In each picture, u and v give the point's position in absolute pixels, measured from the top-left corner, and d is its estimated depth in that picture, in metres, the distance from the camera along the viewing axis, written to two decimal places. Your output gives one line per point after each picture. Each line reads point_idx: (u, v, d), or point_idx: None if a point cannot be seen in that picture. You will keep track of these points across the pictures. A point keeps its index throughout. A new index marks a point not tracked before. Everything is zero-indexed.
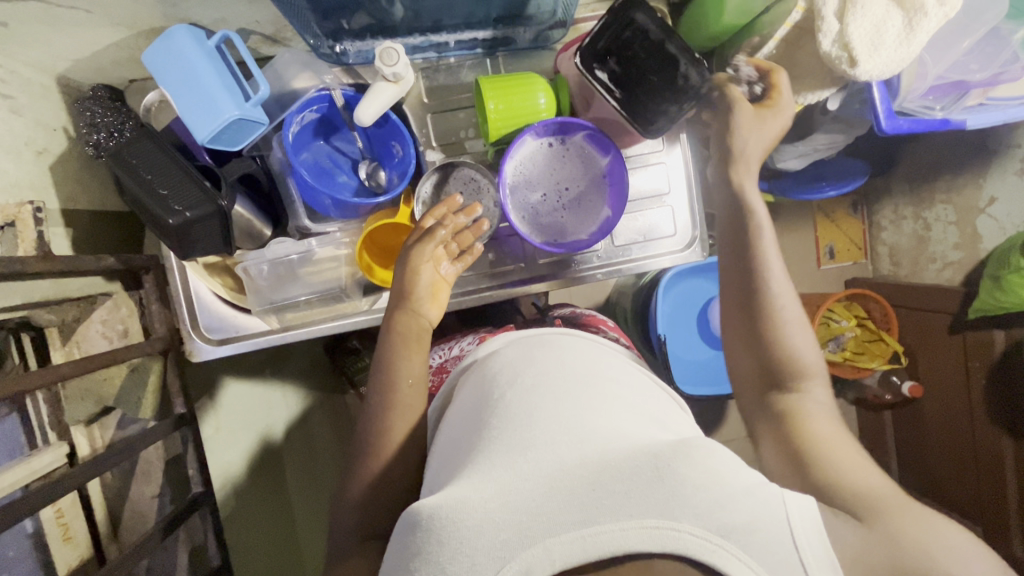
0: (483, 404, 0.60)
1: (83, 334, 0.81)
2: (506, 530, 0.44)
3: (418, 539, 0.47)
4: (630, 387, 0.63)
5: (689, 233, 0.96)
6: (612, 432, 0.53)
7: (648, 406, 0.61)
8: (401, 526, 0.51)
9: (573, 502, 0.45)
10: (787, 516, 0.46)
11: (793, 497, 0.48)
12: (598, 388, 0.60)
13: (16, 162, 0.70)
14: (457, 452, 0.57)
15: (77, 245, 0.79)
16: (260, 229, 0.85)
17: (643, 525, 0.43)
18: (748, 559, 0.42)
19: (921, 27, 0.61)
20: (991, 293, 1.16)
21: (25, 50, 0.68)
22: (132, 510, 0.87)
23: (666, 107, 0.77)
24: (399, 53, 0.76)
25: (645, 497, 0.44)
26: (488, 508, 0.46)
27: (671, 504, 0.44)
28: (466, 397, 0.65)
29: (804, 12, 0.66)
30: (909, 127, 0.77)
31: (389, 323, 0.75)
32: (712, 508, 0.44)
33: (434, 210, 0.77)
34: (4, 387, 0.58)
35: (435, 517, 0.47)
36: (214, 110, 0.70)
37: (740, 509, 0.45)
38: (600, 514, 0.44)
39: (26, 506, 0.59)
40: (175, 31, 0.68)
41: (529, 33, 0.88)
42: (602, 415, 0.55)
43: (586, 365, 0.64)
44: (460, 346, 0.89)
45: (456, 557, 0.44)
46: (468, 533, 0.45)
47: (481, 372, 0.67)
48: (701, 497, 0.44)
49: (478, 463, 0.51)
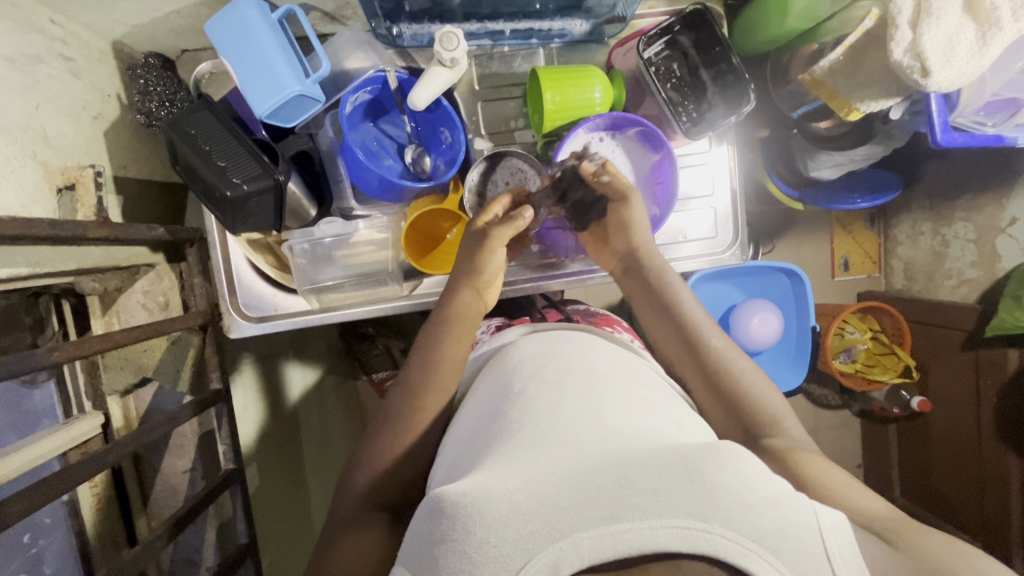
0: (505, 399, 0.59)
1: (124, 304, 0.80)
2: (533, 521, 0.42)
3: (440, 526, 0.45)
4: (653, 392, 0.62)
5: (728, 235, 0.96)
6: (638, 432, 0.52)
7: (672, 411, 0.60)
8: (420, 514, 0.49)
9: (601, 496, 0.43)
10: (817, 527, 0.44)
11: (823, 510, 0.46)
12: (620, 390, 0.59)
13: (74, 125, 0.69)
14: (475, 444, 0.56)
15: (127, 214, 0.77)
16: (307, 209, 0.84)
17: (672, 525, 0.41)
18: (781, 566, 0.40)
19: (994, 42, 0.61)
20: (1011, 311, 1.15)
21: (88, 12, 0.67)
22: (162, 484, 0.87)
23: (714, 116, 0.83)
24: (459, 38, 0.75)
25: (676, 496, 0.43)
26: (513, 499, 0.45)
27: (701, 504, 0.43)
28: (485, 391, 0.65)
29: (878, 19, 0.67)
30: (964, 140, 0.77)
31: (453, 297, 0.75)
32: (742, 512, 0.42)
33: (516, 195, 0.78)
34: (64, 351, 0.58)
35: (459, 503, 0.46)
36: (276, 84, 0.69)
37: (769, 515, 0.43)
38: (629, 510, 0.42)
39: (71, 474, 0.59)
40: (241, 2, 0.67)
41: (586, 25, 0.86)
42: (626, 415, 0.54)
43: (608, 367, 0.64)
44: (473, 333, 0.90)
45: (480, 546, 0.42)
46: (494, 521, 0.43)
47: (502, 368, 0.67)
48: (730, 501, 0.43)
49: (503, 455, 0.50)
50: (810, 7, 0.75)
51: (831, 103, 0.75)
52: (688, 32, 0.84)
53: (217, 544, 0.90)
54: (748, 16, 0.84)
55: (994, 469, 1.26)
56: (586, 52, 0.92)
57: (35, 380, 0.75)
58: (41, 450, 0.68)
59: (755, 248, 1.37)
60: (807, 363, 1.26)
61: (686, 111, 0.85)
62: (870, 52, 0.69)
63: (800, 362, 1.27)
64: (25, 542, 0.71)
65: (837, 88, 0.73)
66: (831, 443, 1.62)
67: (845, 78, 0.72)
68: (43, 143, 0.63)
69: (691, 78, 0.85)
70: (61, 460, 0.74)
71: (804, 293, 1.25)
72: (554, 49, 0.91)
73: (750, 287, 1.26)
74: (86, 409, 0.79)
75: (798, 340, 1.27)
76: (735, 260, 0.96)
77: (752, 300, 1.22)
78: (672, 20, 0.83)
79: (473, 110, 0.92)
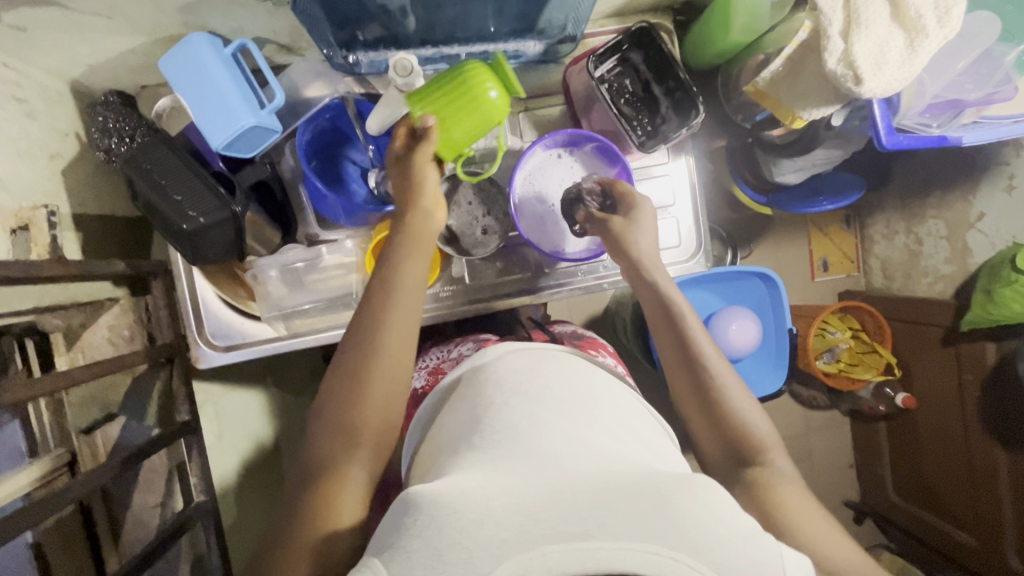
0: (483, 407, 0.59)
1: (88, 339, 0.80)
2: (506, 529, 0.43)
3: (413, 523, 0.46)
4: (628, 410, 0.63)
5: (693, 243, 0.98)
6: (615, 454, 0.52)
7: (646, 437, 0.60)
8: (391, 512, 0.49)
9: (574, 513, 0.44)
10: (778, 567, 0.46)
11: (789, 553, 0.48)
12: (601, 411, 0.60)
13: (30, 166, 0.70)
14: (452, 453, 0.55)
15: (87, 250, 0.78)
16: (272, 236, 0.85)
17: (641, 548, 0.41)
18: None
19: (922, 48, 0.63)
20: (984, 306, 1.17)
21: (40, 55, 0.68)
22: (133, 520, 0.87)
23: (666, 130, 0.86)
24: (413, 63, 0.72)
25: (647, 520, 0.43)
26: (489, 505, 0.45)
27: (671, 531, 0.43)
28: (463, 396, 0.64)
29: (811, 31, 0.69)
30: (909, 143, 0.79)
31: (382, 299, 0.68)
32: (710, 544, 0.43)
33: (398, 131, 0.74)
34: (15, 392, 0.58)
35: (436, 503, 0.46)
36: (231, 118, 0.70)
37: (737, 550, 0.44)
38: (600, 530, 0.42)
39: (31, 515, 0.58)
40: (193, 39, 0.68)
41: (539, 46, 0.88)
42: (604, 436, 0.55)
43: (590, 387, 0.64)
44: (459, 349, 0.89)
45: (454, 545, 0.43)
46: (468, 525, 0.44)
47: (480, 375, 0.65)
48: (700, 532, 0.44)
49: (480, 462, 0.50)
50: (750, 23, 0.77)
51: (776, 113, 0.77)
52: (640, 47, 0.86)
53: None
54: (696, 32, 0.86)
55: (983, 465, 1.26)
56: (543, 71, 0.94)
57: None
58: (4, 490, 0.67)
59: (731, 254, 1.39)
60: (787, 366, 1.26)
61: (640, 125, 0.87)
62: (806, 63, 0.71)
63: (779, 365, 1.27)
64: None
65: (781, 99, 0.75)
66: (819, 444, 1.62)
67: (787, 88, 0.74)
68: None
69: (643, 91, 0.87)
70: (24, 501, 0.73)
71: (779, 296, 1.27)
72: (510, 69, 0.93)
73: (727, 293, 1.27)
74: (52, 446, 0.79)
75: (776, 344, 1.28)
76: (701, 268, 0.98)
77: (730, 307, 1.22)
78: (621, 37, 0.84)
79: None
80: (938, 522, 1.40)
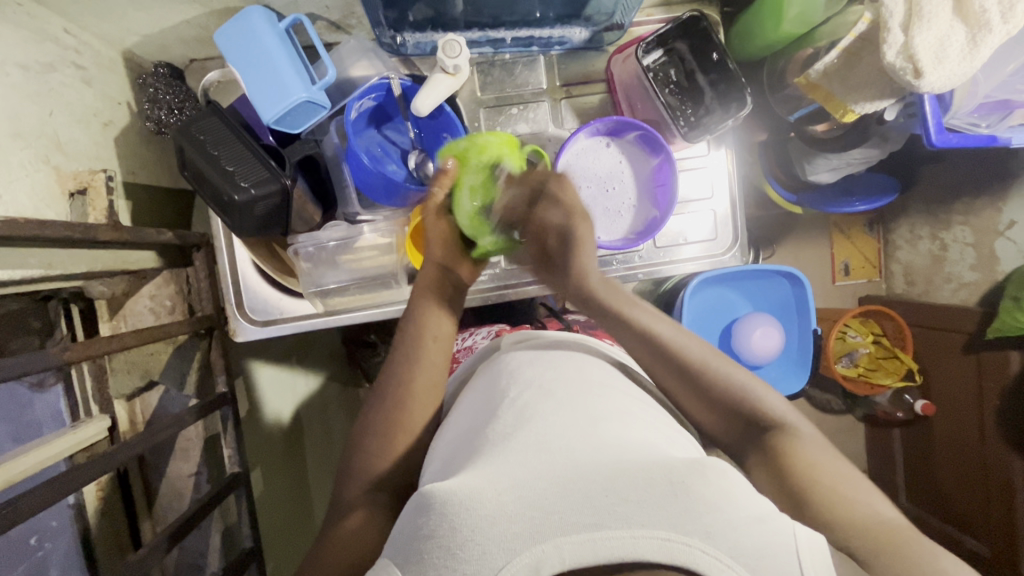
0: (498, 401, 0.59)
1: (131, 309, 0.82)
2: (518, 523, 0.42)
3: (427, 522, 0.45)
4: (643, 400, 0.62)
5: (728, 237, 0.98)
6: (628, 442, 0.51)
7: (663, 422, 0.59)
8: (407, 509, 0.49)
9: (585, 503, 0.43)
10: (795, 550, 0.44)
11: (804, 533, 0.46)
12: (616, 399, 0.58)
13: (86, 132, 0.71)
14: (466, 449, 0.55)
15: (135, 218, 0.79)
16: (313, 213, 0.86)
17: (654, 535, 0.41)
18: None
19: (984, 43, 0.63)
20: (1011, 313, 1.15)
21: (101, 23, 0.69)
22: (166, 487, 0.90)
23: (709, 121, 0.86)
24: (462, 46, 0.77)
25: (660, 508, 0.43)
26: (502, 500, 0.44)
27: (682, 517, 0.42)
28: (478, 393, 0.65)
29: (870, 24, 0.70)
30: (959, 142, 0.78)
31: (408, 353, 0.69)
32: (723, 529, 0.42)
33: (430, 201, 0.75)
34: (75, 351, 0.59)
35: (449, 501, 0.45)
36: (282, 92, 0.71)
37: (749, 534, 0.43)
38: (613, 519, 0.42)
39: (76, 477, 0.59)
40: (250, 12, 0.69)
41: (585, 33, 0.88)
42: (617, 423, 0.54)
43: (605, 377, 0.63)
44: (472, 337, 0.94)
45: (467, 543, 0.43)
46: (481, 522, 0.43)
47: (496, 371, 0.67)
48: (713, 517, 0.43)
49: (491, 457, 0.50)
50: (805, 14, 0.77)
51: (826, 105, 0.77)
52: (687, 37, 0.86)
53: (221, 548, 0.92)
54: (743, 23, 0.87)
55: (1000, 474, 1.24)
56: (585, 59, 0.93)
57: (43, 383, 0.77)
58: (54, 450, 0.69)
59: (755, 254, 1.38)
60: (808, 366, 1.25)
61: (684, 116, 0.87)
62: (863, 56, 0.71)
63: (801, 364, 1.27)
64: (31, 544, 0.74)
65: (832, 90, 0.75)
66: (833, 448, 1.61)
67: (839, 80, 0.74)
68: (56, 148, 0.65)
69: (688, 83, 0.88)
70: (68, 462, 0.75)
71: (805, 298, 1.25)
72: (554, 56, 0.92)
73: (750, 293, 1.26)
74: (93, 412, 0.81)
75: (799, 345, 1.27)
76: (735, 261, 0.98)
77: (753, 312, 1.22)
78: (669, 28, 0.84)
79: (475, 116, 0.93)
80: (949, 529, 1.40)
